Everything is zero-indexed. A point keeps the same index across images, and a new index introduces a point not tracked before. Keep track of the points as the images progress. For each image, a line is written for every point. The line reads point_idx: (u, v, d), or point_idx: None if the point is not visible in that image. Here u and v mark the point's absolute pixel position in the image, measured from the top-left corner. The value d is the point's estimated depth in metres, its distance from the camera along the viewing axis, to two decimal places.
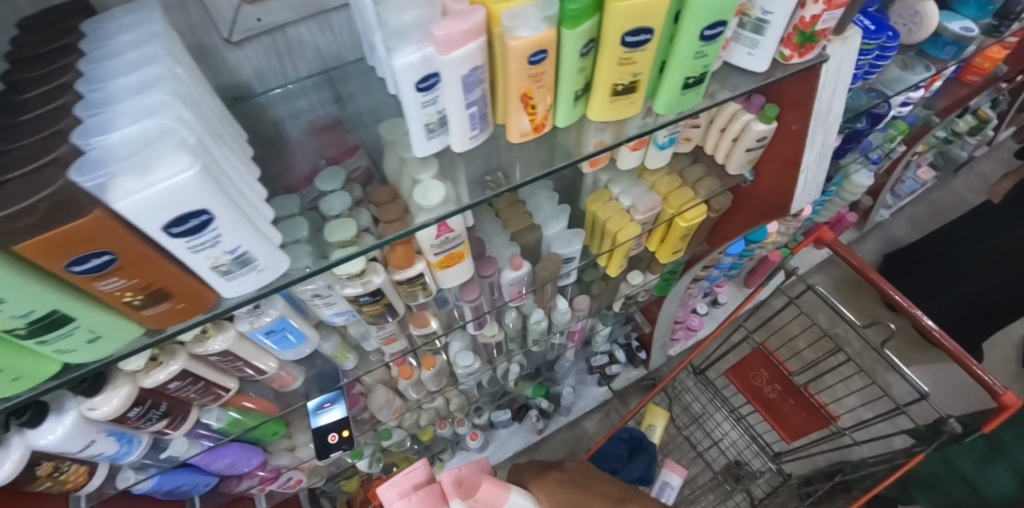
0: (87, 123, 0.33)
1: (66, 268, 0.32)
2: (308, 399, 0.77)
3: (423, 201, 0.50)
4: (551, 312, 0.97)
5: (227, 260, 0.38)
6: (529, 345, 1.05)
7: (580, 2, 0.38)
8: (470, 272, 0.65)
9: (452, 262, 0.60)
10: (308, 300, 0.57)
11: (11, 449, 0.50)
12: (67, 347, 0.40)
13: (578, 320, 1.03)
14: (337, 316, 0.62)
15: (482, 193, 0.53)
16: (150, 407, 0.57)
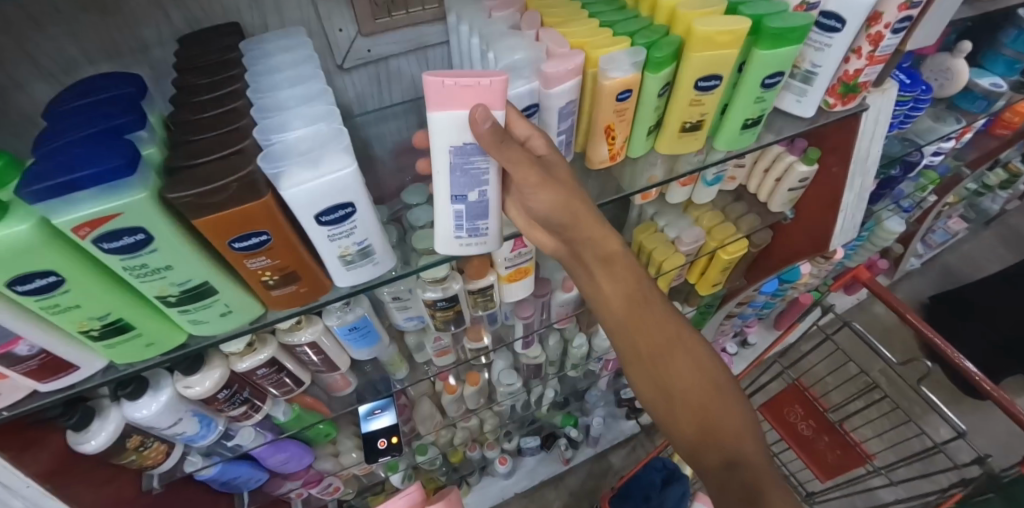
0: (264, 123, 0.39)
1: (230, 243, 0.38)
2: (361, 403, 0.80)
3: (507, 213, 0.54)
4: (592, 338, 1.01)
5: (353, 251, 0.44)
6: (566, 369, 1.07)
7: (664, 51, 0.47)
8: (529, 291, 0.72)
9: (518, 277, 0.67)
10: (386, 303, 0.64)
11: (107, 420, 0.58)
12: (200, 318, 0.45)
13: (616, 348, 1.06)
14: (408, 320, 0.68)
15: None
16: (235, 391, 0.63)
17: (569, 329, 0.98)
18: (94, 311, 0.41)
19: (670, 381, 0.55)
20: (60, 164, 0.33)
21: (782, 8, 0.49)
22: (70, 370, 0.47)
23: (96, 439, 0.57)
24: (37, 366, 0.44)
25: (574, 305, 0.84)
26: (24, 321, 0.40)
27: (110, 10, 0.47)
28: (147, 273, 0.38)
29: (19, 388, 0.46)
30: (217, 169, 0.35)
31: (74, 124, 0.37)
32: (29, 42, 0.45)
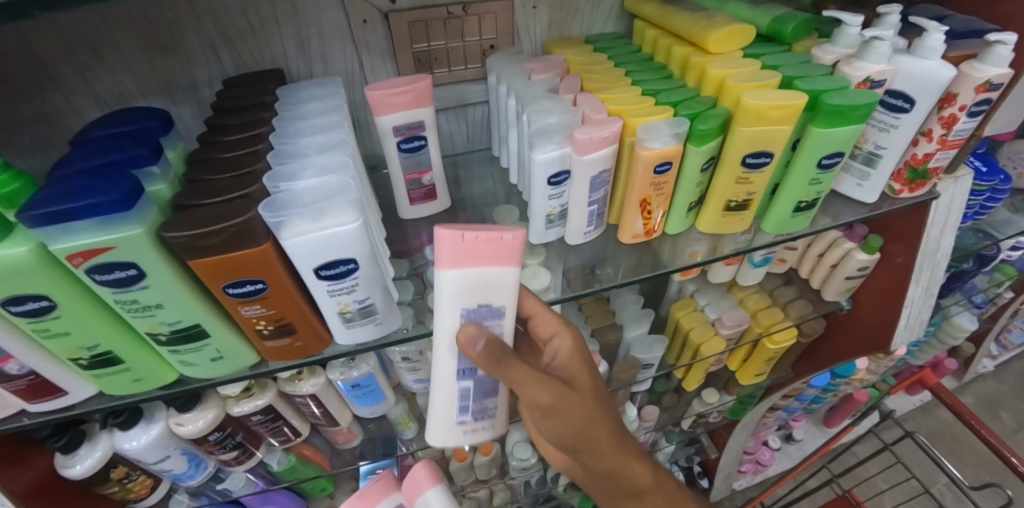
0: (278, 170, 0.38)
1: (225, 287, 0.36)
2: (362, 462, 0.72)
3: (530, 284, 0.52)
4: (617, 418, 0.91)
5: (354, 309, 0.40)
6: None
7: (707, 124, 0.44)
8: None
9: None
10: (395, 362, 0.60)
11: (96, 448, 0.50)
12: (191, 361, 0.40)
13: (646, 431, 0.95)
14: (417, 383, 0.63)
15: (582, 287, 0.54)
16: (228, 435, 0.54)
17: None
18: (83, 340, 0.37)
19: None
20: (62, 190, 0.32)
21: (842, 86, 0.45)
22: (58, 396, 0.41)
23: (81, 465, 0.50)
24: (25, 387, 0.39)
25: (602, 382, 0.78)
26: (11, 339, 0.36)
27: (165, 50, 0.48)
28: (137, 309, 0.35)
29: (5, 406, 0.41)
30: (218, 211, 0.33)
31: (85, 154, 0.36)
32: (85, 71, 0.47)
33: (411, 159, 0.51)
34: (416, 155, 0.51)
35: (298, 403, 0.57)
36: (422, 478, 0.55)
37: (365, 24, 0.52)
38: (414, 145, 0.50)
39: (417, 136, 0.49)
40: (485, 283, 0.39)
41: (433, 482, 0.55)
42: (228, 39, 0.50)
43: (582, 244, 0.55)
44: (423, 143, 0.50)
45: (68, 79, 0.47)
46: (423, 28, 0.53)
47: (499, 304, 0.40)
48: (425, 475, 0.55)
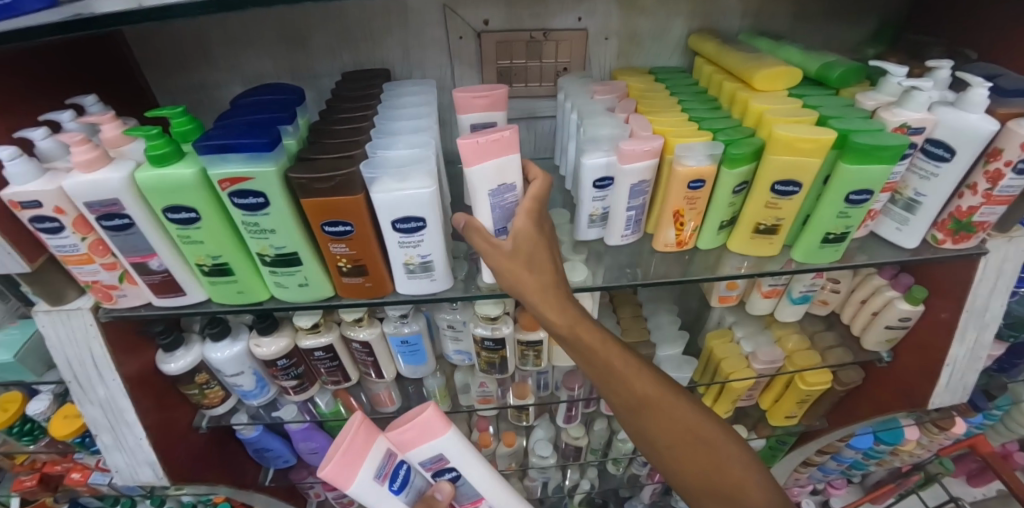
0: (376, 141, 0.48)
1: (323, 225, 0.45)
2: None
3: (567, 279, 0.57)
4: None
5: (416, 262, 0.48)
6: (608, 464, 0.96)
7: (741, 149, 0.49)
8: None
9: None
10: (440, 329, 0.63)
11: (189, 351, 0.59)
12: (283, 283, 0.50)
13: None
14: (457, 355, 0.65)
15: (617, 279, 0.57)
16: (293, 364, 0.60)
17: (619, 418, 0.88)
18: (210, 250, 0.48)
19: (670, 442, 0.50)
20: (225, 132, 0.43)
21: (876, 129, 0.49)
22: (177, 296, 0.52)
23: (175, 363, 0.58)
24: (158, 282, 0.50)
25: None
26: (162, 240, 0.47)
27: (303, 45, 0.61)
28: (255, 231, 0.45)
29: (139, 298, 0.53)
30: (330, 164, 0.43)
31: (240, 111, 0.48)
32: (245, 55, 0.62)
33: None
34: None
35: (354, 350, 0.61)
36: (435, 420, 0.63)
37: (461, 41, 0.62)
38: None
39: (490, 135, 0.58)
40: (501, 167, 0.47)
41: (445, 425, 0.64)
42: (352, 41, 0.62)
43: (619, 245, 0.59)
44: None
45: (233, 60, 0.62)
46: (508, 47, 0.63)
47: (512, 180, 0.48)
48: (435, 417, 0.63)
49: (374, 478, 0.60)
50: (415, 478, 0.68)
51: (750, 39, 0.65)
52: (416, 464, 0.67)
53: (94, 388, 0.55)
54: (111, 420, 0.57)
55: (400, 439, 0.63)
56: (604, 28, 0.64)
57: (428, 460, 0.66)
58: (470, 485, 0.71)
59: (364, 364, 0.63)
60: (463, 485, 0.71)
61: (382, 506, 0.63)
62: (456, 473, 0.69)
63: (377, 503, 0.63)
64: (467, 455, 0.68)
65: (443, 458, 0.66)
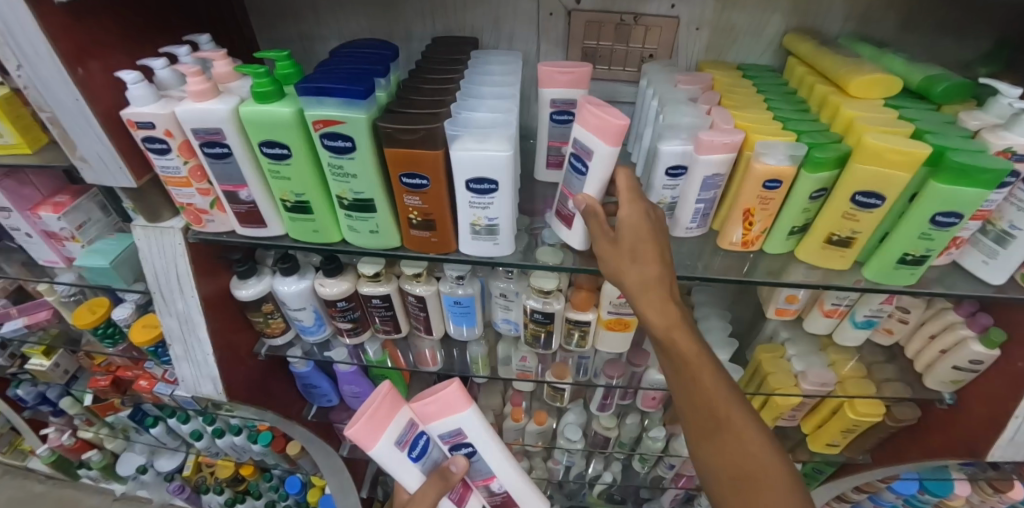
0: (461, 102, 0.49)
1: (401, 176, 0.47)
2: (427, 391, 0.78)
3: None
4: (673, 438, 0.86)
5: (483, 224, 0.50)
6: (634, 463, 0.95)
7: (825, 153, 0.48)
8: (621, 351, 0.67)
9: (616, 326, 0.63)
10: (492, 296, 0.64)
11: (260, 281, 0.63)
12: (356, 228, 0.53)
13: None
14: (504, 324, 0.66)
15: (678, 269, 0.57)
16: (352, 308, 0.63)
17: (653, 415, 0.84)
18: (295, 188, 0.51)
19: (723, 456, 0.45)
20: (324, 77, 0.45)
21: (978, 150, 0.46)
22: (258, 227, 0.56)
23: (247, 290, 0.62)
24: (245, 211, 0.54)
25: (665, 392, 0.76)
26: (254, 172, 0.51)
27: (400, 7, 0.64)
28: (339, 174, 0.48)
29: (225, 224, 0.57)
30: (417, 118, 0.45)
31: (337, 60, 0.51)
32: (345, 12, 0.65)
33: (559, 129, 0.60)
34: (563, 126, 0.60)
35: (408, 304, 0.63)
36: (458, 396, 0.66)
37: (551, 17, 0.63)
38: (564, 118, 0.59)
39: (568, 111, 0.58)
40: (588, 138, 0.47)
41: (467, 402, 0.67)
42: (445, 8, 0.64)
43: (683, 237, 0.58)
44: (570, 118, 0.59)
45: (334, 15, 0.65)
46: (597, 28, 0.63)
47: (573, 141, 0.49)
48: (458, 393, 0.66)
49: (396, 443, 0.63)
50: (432, 450, 0.70)
51: (851, 44, 0.62)
52: (435, 438, 0.70)
53: (174, 301, 0.60)
54: (184, 332, 0.62)
55: (424, 410, 0.67)
56: (696, 17, 0.62)
57: (447, 433, 0.69)
58: (484, 464, 0.73)
59: (415, 319, 0.65)
60: (477, 462, 0.73)
61: (401, 473, 0.66)
62: (472, 450, 0.71)
63: (397, 470, 0.65)
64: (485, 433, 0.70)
65: (462, 433, 0.69)
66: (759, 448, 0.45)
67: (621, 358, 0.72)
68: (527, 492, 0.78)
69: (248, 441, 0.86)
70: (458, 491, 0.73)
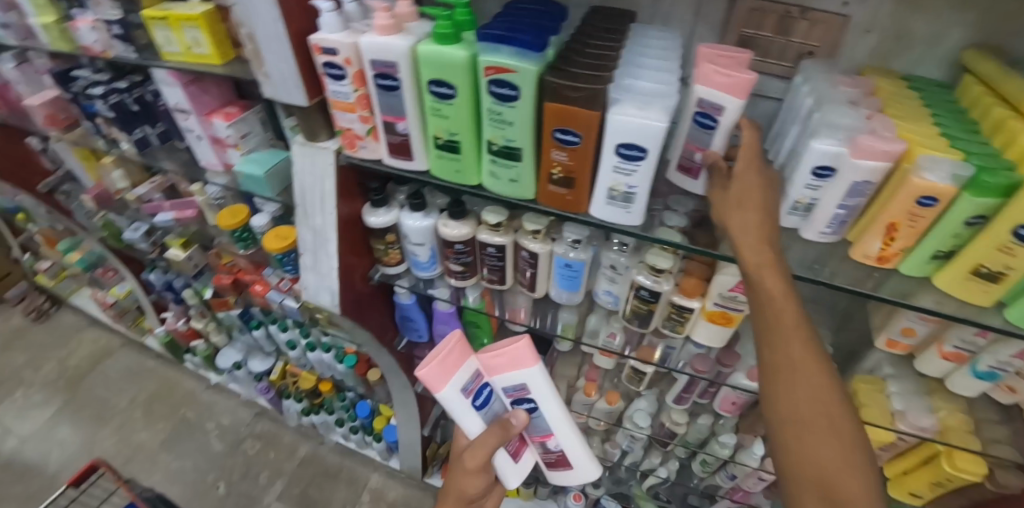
0: (624, 70, 0.51)
1: (556, 131, 0.50)
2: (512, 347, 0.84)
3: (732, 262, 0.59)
4: (741, 449, 0.85)
5: (621, 190, 0.52)
6: (694, 465, 0.94)
7: (996, 178, 0.43)
8: (720, 344, 0.69)
9: (717, 321, 0.65)
10: (601, 266, 0.67)
11: (389, 212, 0.68)
12: (497, 174, 0.56)
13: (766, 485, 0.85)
14: (605, 295, 0.69)
15: (805, 271, 0.57)
16: (467, 252, 0.67)
17: (726, 420, 0.83)
18: (451, 127, 0.55)
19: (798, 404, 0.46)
20: (503, 26, 0.48)
21: None
22: (405, 159, 0.61)
23: (377, 218, 0.68)
24: (398, 143, 0.59)
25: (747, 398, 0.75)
26: (415, 107, 0.55)
27: None
28: (497, 120, 0.51)
29: (375, 152, 0.62)
30: (585, 77, 0.47)
31: (511, 13, 0.52)
32: None
33: None
34: None
35: (519, 258, 0.67)
36: (525, 354, 0.67)
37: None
38: None
39: None
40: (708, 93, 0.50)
41: (534, 361, 0.67)
42: None
43: (814, 240, 0.57)
44: None
45: None
46: (760, 16, 0.61)
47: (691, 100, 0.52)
48: (526, 350, 0.67)
49: (460, 389, 0.67)
50: (495, 402, 0.73)
51: None
52: (499, 391, 0.72)
53: (314, 216, 0.67)
54: (315, 245, 0.69)
55: (490, 363, 0.68)
56: (868, 20, 0.59)
57: (510, 387, 0.71)
58: (544, 420, 0.75)
59: (523, 273, 0.69)
60: (538, 419, 0.75)
61: (465, 418, 0.69)
62: (534, 406, 0.73)
63: (459, 413, 0.69)
64: (548, 391, 0.72)
65: (525, 389, 0.70)
66: (855, 453, 0.45)
67: (711, 355, 0.73)
68: (582, 454, 0.79)
69: (335, 360, 0.94)
70: (513, 444, 0.78)
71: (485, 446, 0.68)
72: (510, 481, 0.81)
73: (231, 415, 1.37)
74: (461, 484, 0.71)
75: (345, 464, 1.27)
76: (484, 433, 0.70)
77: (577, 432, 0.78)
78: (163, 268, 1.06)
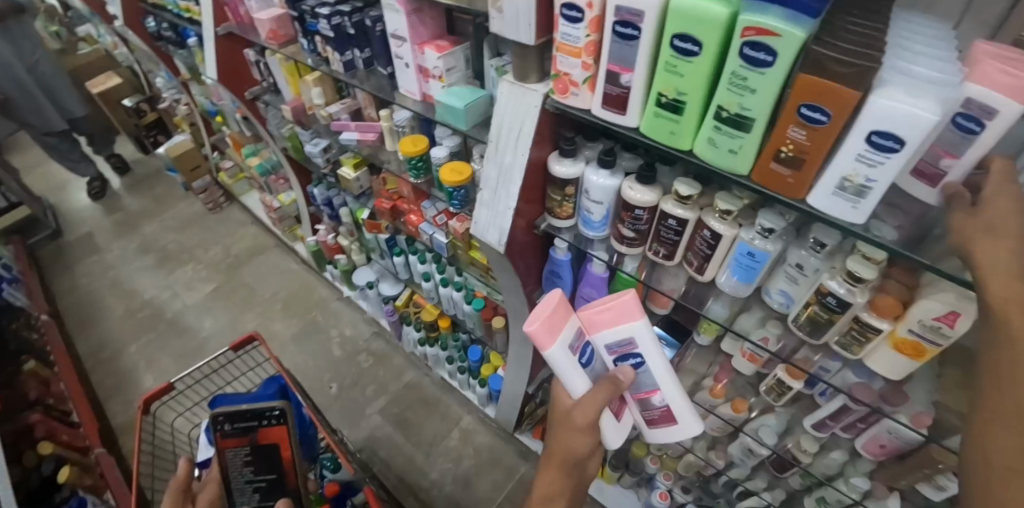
0: (893, 53, 0.48)
1: (802, 107, 0.47)
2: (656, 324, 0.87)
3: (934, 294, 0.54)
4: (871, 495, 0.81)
5: (856, 181, 0.49)
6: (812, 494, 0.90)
7: None
8: (899, 375, 0.64)
9: (904, 350, 0.60)
10: (784, 264, 0.67)
11: (575, 165, 0.69)
12: (717, 142, 0.56)
13: None
14: (778, 295, 0.70)
15: None
16: (643, 219, 0.68)
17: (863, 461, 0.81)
18: (681, 86, 0.54)
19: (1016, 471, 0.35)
20: None
21: None
22: (617, 112, 0.62)
23: (562, 167, 0.69)
24: (616, 94, 0.60)
25: (900, 445, 0.72)
26: (647, 61, 0.55)
27: None
28: (739, 86, 0.50)
29: (586, 101, 0.64)
30: (855, 53, 0.44)
31: None
32: None
33: None
34: None
35: (699, 236, 0.67)
36: (632, 304, 0.64)
37: None
38: None
39: None
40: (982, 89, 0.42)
41: (640, 312, 0.65)
42: None
43: None
44: None
45: None
46: None
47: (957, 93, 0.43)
48: (632, 300, 0.64)
49: (567, 349, 0.64)
50: (597, 363, 0.70)
51: None
52: (601, 349, 0.69)
53: (505, 154, 0.71)
54: (499, 183, 0.73)
55: (594, 318, 0.67)
56: None
57: (615, 343, 0.68)
58: (650, 375, 0.70)
59: (697, 253, 0.69)
60: (644, 376, 0.71)
61: (572, 378, 0.65)
62: (640, 361, 0.69)
63: (565, 375, 0.66)
64: (654, 348, 0.68)
65: (632, 344, 0.67)
66: None
67: (875, 387, 0.68)
68: (687, 409, 0.74)
69: (463, 300, 1.03)
70: (615, 406, 0.75)
71: (597, 400, 0.64)
72: (611, 443, 0.76)
73: (352, 327, 1.61)
74: (568, 442, 0.64)
75: (444, 397, 1.42)
76: (592, 390, 0.65)
77: (682, 390, 0.73)
78: (327, 185, 1.23)
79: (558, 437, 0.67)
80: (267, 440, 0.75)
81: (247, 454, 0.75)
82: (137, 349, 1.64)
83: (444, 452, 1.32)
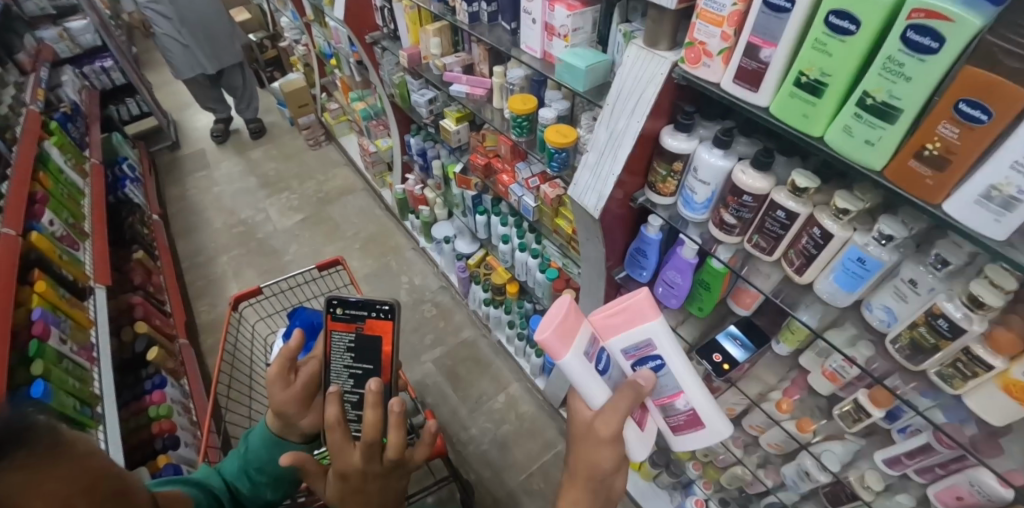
0: None
1: (959, 102, 0.43)
2: (736, 322, 0.86)
3: None
4: None
5: (1007, 192, 0.44)
6: None
7: None
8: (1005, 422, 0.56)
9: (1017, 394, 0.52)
10: (896, 279, 0.63)
11: (688, 140, 0.69)
12: (855, 131, 0.53)
13: None
14: (880, 310, 0.66)
15: None
16: (750, 207, 0.67)
17: None
18: (827, 67, 0.52)
19: None
20: None
21: None
22: (750, 88, 0.60)
23: (674, 141, 0.70)
24: (752, 69, 0.59)
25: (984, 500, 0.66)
26: (795, 36, 0.54)
27: None
28: (893, 71, 0.47)
29: (718, 74, 0.63)
30: None
31: None
32: None
33: None
34: None
35: (807, 233, 0.65)
36: (645, 303, 0.62)
37: None
38: None
39: None
40: None
41: (655, 311, 0.62)
42: None
43: None
44: None
45: None
46: None
47: None
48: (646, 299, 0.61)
49: (582, 355, 0.60)
50: (614, 371, 0.67)
51: None
52: (618, 355, 0.66)
53: (619, 119, 0.71)
54: (606, 148, 0.74)
55: (607, 323, 0.63)
56: None
57: (632, 347, 0.64)
58: (671, 377, 0.67)
59: (801, 252, 0.67)
60: (665, 378, 0.67)
61: (589, 386, 0.62)
62: (661, 363, 0.65)
63: (583, 384, 0.62)
64: (675, 348, 0.64)
65: (650, 345, 0.64)
66: None
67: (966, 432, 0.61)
68: (711, 409, 0.70)
69: (537, 268, 1.11)
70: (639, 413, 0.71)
71: (618, 408, 0.58)
72: (637, 455, 0.71)
73: (420, 278, 1.67)
74: (592, 455, 0.59)
75: (495, 362, 1.45)
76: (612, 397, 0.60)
77: (706, 390, 0.69)
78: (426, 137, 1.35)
79: (577, 451, 0.62)
80: (372, 331, 0.73)
81: (352, 341, 0.73)
82: (228, 260, 1.79)
83: (488, 412, 1.35)
